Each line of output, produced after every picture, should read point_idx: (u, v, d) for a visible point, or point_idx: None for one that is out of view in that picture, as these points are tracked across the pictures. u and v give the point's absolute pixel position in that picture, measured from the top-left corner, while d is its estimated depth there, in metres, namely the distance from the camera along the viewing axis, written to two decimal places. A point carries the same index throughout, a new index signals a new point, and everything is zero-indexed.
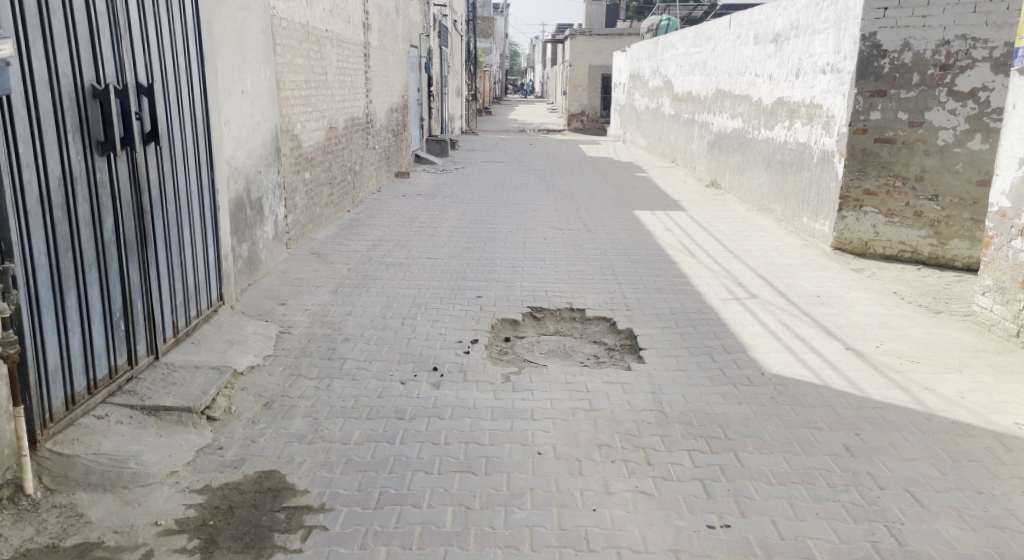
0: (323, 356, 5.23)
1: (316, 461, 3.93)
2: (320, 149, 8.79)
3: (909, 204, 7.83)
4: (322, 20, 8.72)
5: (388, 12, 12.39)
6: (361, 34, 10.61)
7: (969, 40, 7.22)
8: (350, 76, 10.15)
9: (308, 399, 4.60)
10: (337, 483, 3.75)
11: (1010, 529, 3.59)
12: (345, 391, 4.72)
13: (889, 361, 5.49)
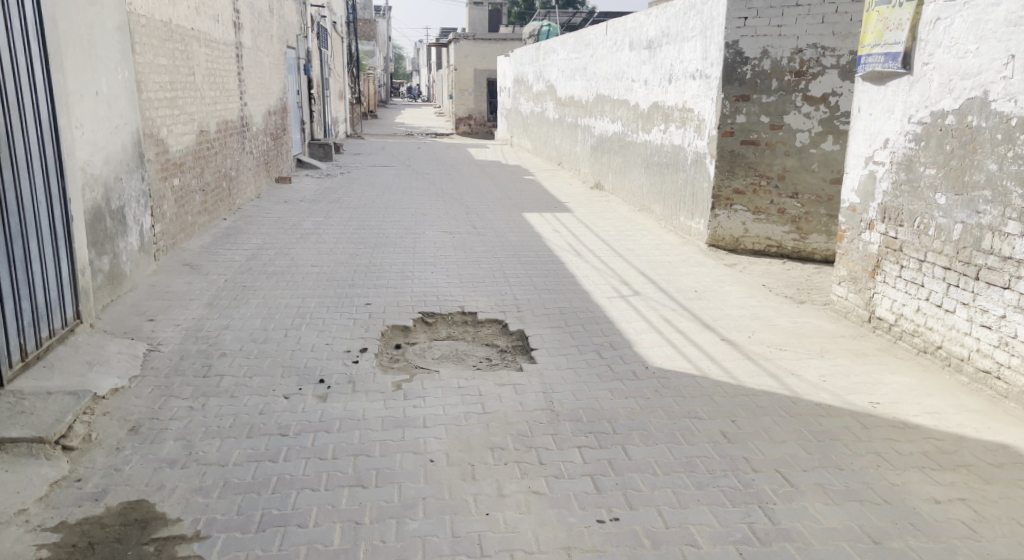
0: (198, 374, 5.06)
1: (190, 486, 3.81)
2: (189, 154, 8.48)
3: (774, 201, 8.31)
4: (186, 18, 8.41)
5: (261, 11, 12.06)
6: (232, 33, 10.30)
7: (819, 48, 7.76)
8: (221, 77, 9.83)
9: (181, 420, 4.45)
10: (214, 508, 3.65)
11: (868, 501, 3.89)
12: (222, 410, 4.59)
13: (760, 349, 5.83)
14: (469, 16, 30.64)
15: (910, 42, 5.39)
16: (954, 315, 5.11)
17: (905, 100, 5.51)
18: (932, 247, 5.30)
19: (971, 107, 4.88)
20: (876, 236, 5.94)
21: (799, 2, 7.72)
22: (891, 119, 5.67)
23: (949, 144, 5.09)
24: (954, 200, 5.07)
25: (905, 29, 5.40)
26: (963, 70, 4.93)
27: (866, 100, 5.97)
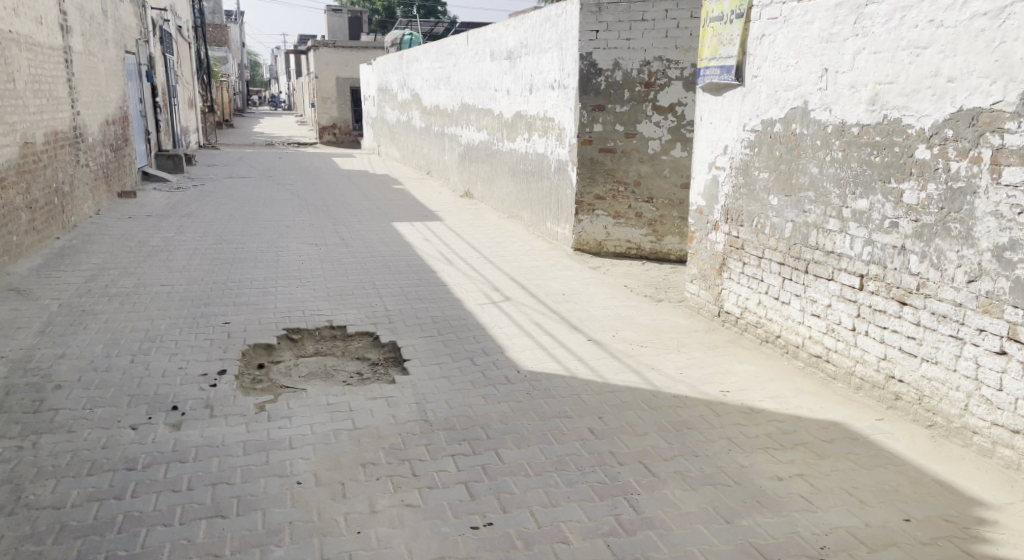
0: (29, 410, 4.77)
1: (21, 535, 3.62)
2: (12, 168, 7.94)
3: (632, 206, 8.72)
4: (2, 20, 7.88)
5: (92, 13, 11.43)
6: (59, 37, 9.72)
7: (664, 61, 8.21)
8: (48, 84, 9.26)
9: (8, 462, 4.20)
10: (48, 556, 3.48)
11: (721, 484, 4.16)
12: (58, 447, 4.36)
13: (623, 347, 6.12)
14: (329, 23, 30.05)
15: (742, 56, 5.82)
16: (790, 306, 5.56)
17: (739, 110, 5.95)
18: (768, 245, 5.74)
19: (795, 116, 5.33)
20: (720, 236, 6.35)
21: (645, 17, 8.14)
22: (729, 127, 6.10)
23: (778, 149, 5.54)
24: (784, 201, 5.51)
25: (736, 44, 5.84)
26: (787, 82, 5.38)
27: (707, 109, 6.40)
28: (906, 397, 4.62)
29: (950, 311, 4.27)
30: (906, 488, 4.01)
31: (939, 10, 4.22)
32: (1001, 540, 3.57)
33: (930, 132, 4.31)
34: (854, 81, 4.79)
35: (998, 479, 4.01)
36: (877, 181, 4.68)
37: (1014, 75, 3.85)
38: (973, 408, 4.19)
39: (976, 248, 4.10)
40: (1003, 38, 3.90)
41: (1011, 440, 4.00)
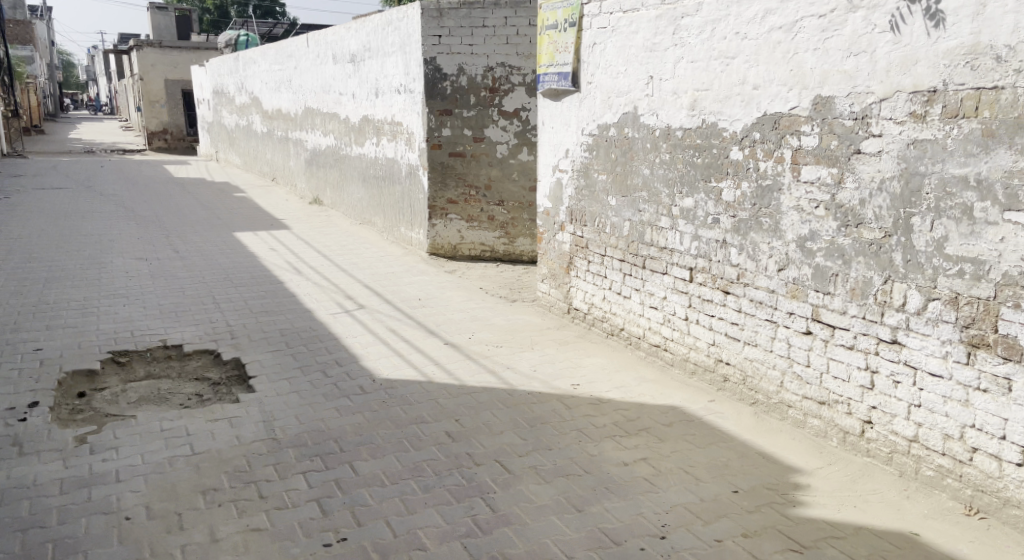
0: None
1: None
2: None
3: (484, 209, 8.90)
4: None
5: None
6: None
7: (506, 67, 8.45)
8: None
9: None
10: None
11: (572, 474, 4.30)
12: None
13: (479, 349, 6.24)
14: (154, 21, 28.40)
15: (577, 63, 6.11)
16: (631, 300, 5.87)
17: (578, 115, 6.22)
18: (610, 243, 6.03)
19: (626, 120, 5.65)
20: (567, 236, 6.61)
21: (485, 23, 8.36)
22: (569, 131, 6.36)
23: (613, 152, 5.84)
24: (622, 201, 5.82)
25: (571, 51, 6.13)
26: (618, 88, 5.70)
27: (548, 114, 6.64)
28: (733, 378, 5.00)
29: (766, 297, 4.68)
30: (735, 463, 4.34)
31: (742, 24, 4.62)
32: (814, 502, 3.93)
33: (741, 135, 4.70)
34: (676, 87, 5.15)
35: (813, 447, 4.41)
36: (700, 181, 5.05)
37: (807, 83, 4.28)
38: (788, 384, 4.60)
39: (784, 240, 4.52)
40: (796, 49, 4.32)
41: (820, 411, 4.43)
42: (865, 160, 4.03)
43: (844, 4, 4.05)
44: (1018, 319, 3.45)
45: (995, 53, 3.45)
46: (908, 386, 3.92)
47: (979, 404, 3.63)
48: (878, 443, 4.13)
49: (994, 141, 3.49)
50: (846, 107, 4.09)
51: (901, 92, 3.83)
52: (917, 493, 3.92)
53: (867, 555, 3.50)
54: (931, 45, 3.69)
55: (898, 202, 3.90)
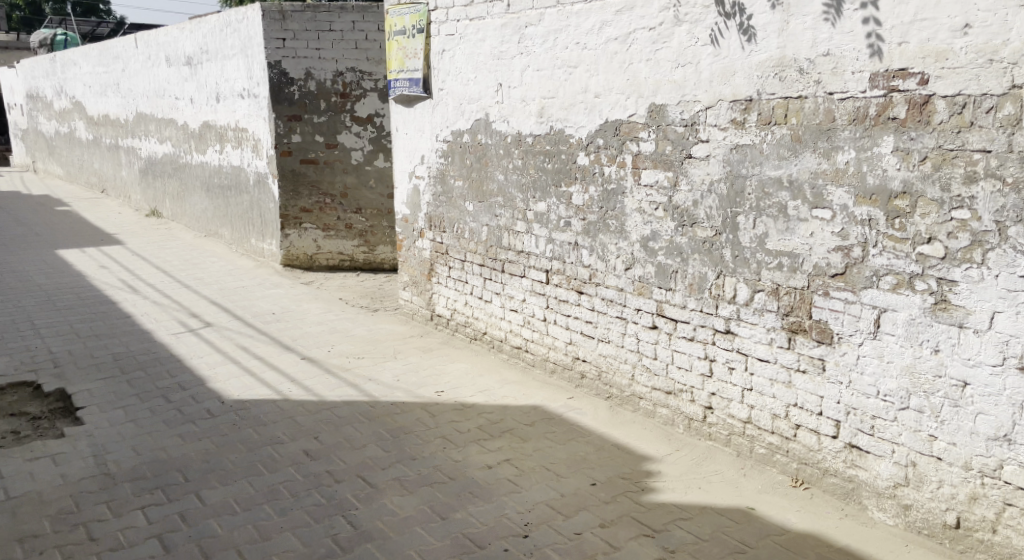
0: None
1: None
2: None
3: (340, 217, 8.79)
4: None
5: None
6: None
7: (357, 72, 8.42)
8: None
9: None
10: None
11: (436, 483, 4.33)
12: None
13: (339, 362, 6.15)
14: None
15: (427, 69, 6.19)
16: (492, 304, 5.99)
17: (431, 121, 6.29)
18: (469, 249, 6.13)
19: (479, 127, 5.78)
20: (426, 243, 6.64)
21: (332, 27, 8.30)
22: (424, 137, 6.41)
23: (468, 158, 5.95)
24: (479, 207, 5.92)
25: (420, 57, 6.20)
26: (469, 95, 5.82)
27: (401, 120, 6.67)
28: (589, 374, 5.21)
29: (615, 295, 4.91)
30: (593, 456, 4.53)
31: (582, 35, 4.85)
32: (664, 488, 4.16)
33: (586, 141, 4.92)
34: (524, 95, 5.32)
35: (662, 436, 4.67)
36: (551, 186, 5.23)
37: (642, 92, 4.54)
38: (638, 376, 4.85)
39: (629, 240, 4.76)
40: (631, 60, 4.58)
41: (667, 400, 4.69)
42: (696, 163, 4.32)
43: (670, 18, 4.33)
44: (828, 306, 3.83)
45: (799, 65, 3.80)
46: (742, 372, 4.24)
47: (800, 385, 3.99)
48: (718, 426, 4.43)
49: (801, 145, 3.84)
50: (677, 114, 4.38)
51: (723, 100, 4.14)
52: (753, 470, 4.24)
53: (711, 533, 3.74)
54: (745, 57, 4.02)
55: (725, 202, 4.21)
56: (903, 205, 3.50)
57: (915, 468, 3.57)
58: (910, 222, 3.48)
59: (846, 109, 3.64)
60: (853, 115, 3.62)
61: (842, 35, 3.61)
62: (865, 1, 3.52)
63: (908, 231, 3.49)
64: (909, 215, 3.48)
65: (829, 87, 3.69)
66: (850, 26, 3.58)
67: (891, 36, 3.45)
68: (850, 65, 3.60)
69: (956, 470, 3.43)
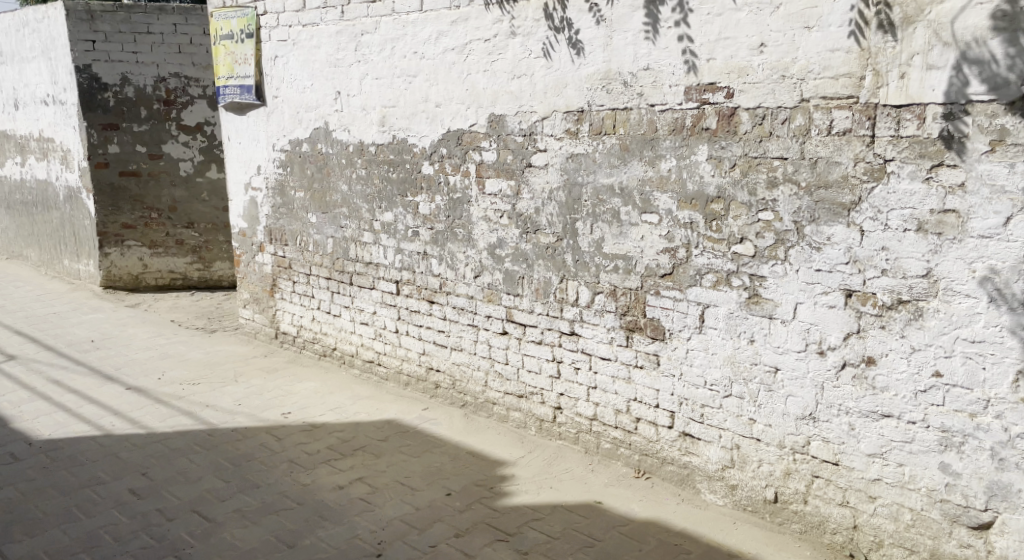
0: None
1: None
2: None
3: (170, 233, 8.36)
4: None
5: None
6: None
7: (182, 77, 8.07)
8: None
9: None
10: None
11: (283, 510, 4.20)
12: None
13: (172, 389, 5.84)
14: None
15: (259, 76, 6.04)
16: (341, 318, 5.90)
17: (266, 130, 6.14)
18: (314, 262, 6.00)
19: (319, 136, 5.69)
20: (267, 257, 6.44)
21: (150, 30, 7.91)
22: (259, 147, 6.24)
23: (308, 168, 5.84)
24: (322, 218, 5.82)
25: (251, 63, 6.05)
26: (306, 103, 5.74)
27: (233, 128, 6.46)
28: (443, 384, 5.25)
29: (466, 303, 4.97)
30: (448, 466, 4.57)
31: (419, 44, 4.91)
32: (517, 490, 4.27)
33: (430, 150, 4.97)
34: (364, 103, 5.31)
35: (514, 439, 4.78)
36: (397, 196, 5.23)
37: (481, 102, 4.66)
38: (491, 382, 4.93)
39: (477, 248, 4.84)
40: (469, 70, 4.69)
41: (519, 403, 4.80)
42: (536, 172, 4.47)
43: (505, 30, 4.48)
44: (659, 305, 4.07)
45: (623, 78, 4.03)
46: (586, 371, 4.42)
47: (638, 380, 4.21)
48: (566, 425, 4.59)
49: (629, 153, 4.07)
50: (516, 124, 4.52)
51: (557, 111, 4.33)
52: (600, 465, 4.43)
53: (561, 531, 3.87)
54: (575, 69, 4.22)
55: (564, 209, 4.38)
56: (717, 209, 3.78)
57: (738, 450, 3.87)
58: (725, 225, 3.77)
59: (666, 120, 3.90)
60: (672, 126, 3.89)
61: (659, 51, 3.88)
62: (678, 19, 3.80)
63: (724, 232, 3.78)
64: (723, 218, 3.77)
65: (650, 99, 3.95)
66: (666, 43, 3.85)
67: (701, 52, 3.74)
68: (667, 79, 3.87)
69: (772, 449, 3.75)
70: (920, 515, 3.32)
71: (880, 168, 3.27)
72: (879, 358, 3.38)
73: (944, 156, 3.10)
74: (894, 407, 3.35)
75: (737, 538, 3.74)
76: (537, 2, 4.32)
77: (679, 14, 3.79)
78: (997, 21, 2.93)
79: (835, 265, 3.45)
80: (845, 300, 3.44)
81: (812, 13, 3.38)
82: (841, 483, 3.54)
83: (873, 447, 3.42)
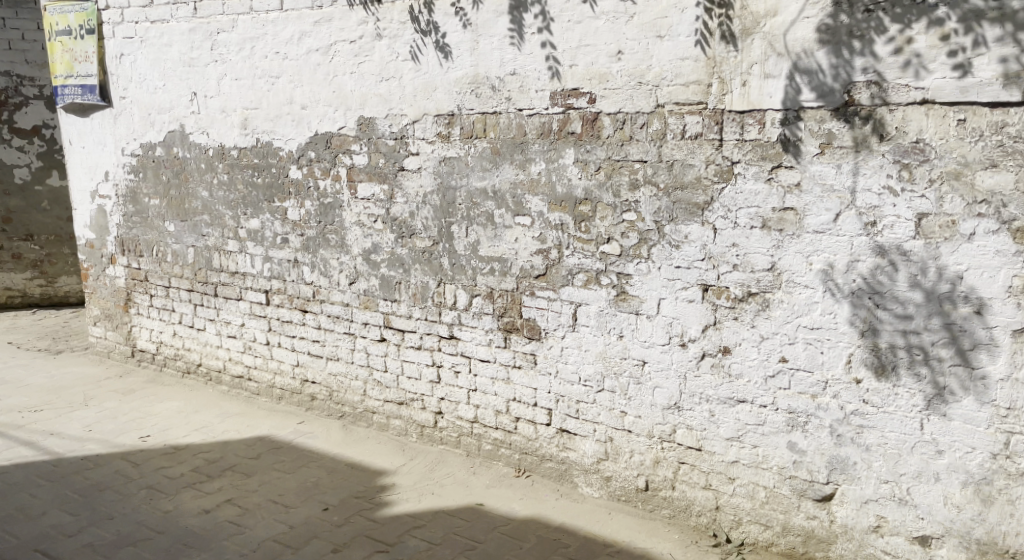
0: None
1: None
2: None
3: (5, 247, 7.60)
4: None
5: None
6: None
7: (14, 77, 7.38)
8: None
9: None
10: None
11: (141, 540, 3.90)
12: None
13: (9, 418, 5.30)
14: None
15: (102, 75, 5.63)
16: (205, 332, 5.58)
17: (113, 133, 5.72)
18: (174, 273, 5.64)
19: (173, 139, 5.36)
20: (119, 269, 5.99)
21: None
22: (105, 151, 5.81)
23: (163, 174, 5.48)
24: (181, 226, 5.48)
25: (93, 61, 5.62)
26: (158, 104, 5.40)
27: (75, 132, 5.98)
28: (319, 395, 5.07)
29: (341, 311, 4.84)
30: (324, 480, 4.42)
31: (281, 44, 4.75)
32: (398, 499, 4.19)
33: (297, 154, 4.81)
34: (222, 105, 5.07)
35: (394, 447, 4.70)
36: (263, 202, 5.01)
37: (349, 104, 4.56)
38: (370, 391, 4.83)
39: (351, 254, 4.72)
40: (335, 72, 4.58)
41: (399, 411, 4.73)
42: (409, 175, 4.42)
43: (371, 32, 4.41)
44: (535, 305, 4.13)
45: (491, 83, 4.07)
46: (466, 374, 4.42)
47: (517, 380, 4.25)
48: (447, 430, 4.57)
49: (500, 156, 4.11)
50: (386, 127, 4.46)
51: (427, 115, 4.30)
52: (482, 467, 4.43)
53: (442, 536, 3.84)
54: (444, 73, 4.21)
55: (438, 213, 4.36)
56: (586, 210, 3.89)
57: (612, 442, 4.00)
58: (593, 225, 3.88)
59: (534, 124, 3.97)
60: (540, 130, 3.96)
61: (525, 56, 3.95)
62: (540, 26, 3.88)
63: (592, 232, 3.89)
64: (592, 219, 3.88)
65: (518, 103, 4.00)
66: (531, 49, 3.93)
67: (565, 58, 3.84)
68: (533, 84, 3.95)
69: (643, 439, 3.89)
70: (772, 492, 3.56)
71: (728, 169, 3.48)
72: (733, 347, 3.59)
73: (783, 158, 3.34)
74: (747, 393, 3.57)
75: (612, 528, 3.86)
76: (402, 4, 4.29)
77: (542, 20, 3.87)
78: (822, 34, 3.19)
79: (693, 262, 3.64)
80: (702, 294, 3.64)
81: (663, 23, 3.56)
82: (704, 467, 3.73)
83: (731, 431, 3.63)
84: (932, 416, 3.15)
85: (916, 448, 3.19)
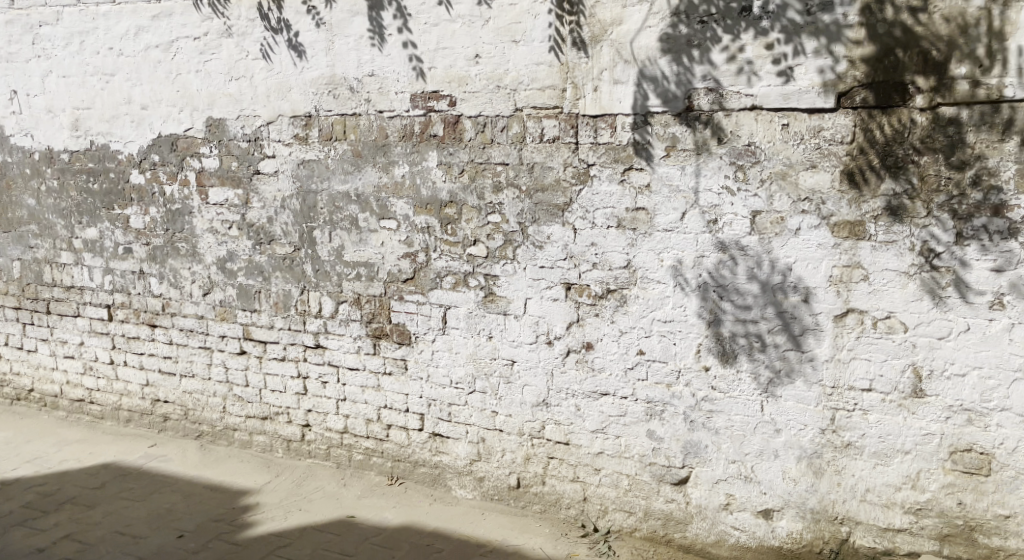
0: None
1: None
2: None
3: None
4: None
5: None
6: None
7: None
8: None
9: None
10: None
11: None
12: None
13: None
14: None
15: None
16: (38, 354, 5.08)
17: None
18: None
19: None
20: None
21: None
22: None
23: None
24: (4, 237, 4.94)
25: None
26: None
27: None
28: (173, 416, 4.74)
29: (195, 324, 4.55)
30: (179, 506, 4.13)
31: (114, 39, 4.41)
32: (262, 519, 4.00)
33: (138, 157, 4.48)
34: (48, 105, 4.65)
35: (258, 465, 4.47)
36: (100, 209, 4.63)
37: (195, 104, 4.29)
38: (230, 407, 4.57)
39: (204, 262, 4.45)
40: (179, 70, 4.30)
41: (263, 426, 4.51)
42: (264, 179, 4.23)
43: (217, 28, 4.18)
44: (403, 310, 4.08)
45: (349, 84, 3.98)
46: (335, 384, 4.29)
47: (388, 387, 4.18)
48: (316, 443, 4.41)
49: (362, 159, 4.02)
50: (238, 129, 4.24)
51: (282, 116, 4.14)
52: (353, 478, 4.32)
53: (311, 553, 3.70)
54: (298, 73, 4.07)
55: (299, 218, 4.20)
56: (451, 213, 3.89)
57: (484, 443, 4.02)
58: (459, 228, 3.89)
59: (396, 126, 3.92)
60: (401, 132, 3.92)
61: (384, 58, 3.89)
62: (399, 27, 3.83)
63: (459, 235, 3.90)
64: (457, 221, 3.89)
65: (378, 105, 3.94)
66: (390, 50, 3.87)
67: (422, 61, 3.82)
68: (393, 85, 3.89)
69: (513, 438, 3.94)
70: (634, 479, 3.71)
71: (584, 172, 3.61)
72: (595, 343, 3.72)
73: (633, 161, 3.51)
74: (609, 386, 3.71)
75: (485, 528, 3.88)
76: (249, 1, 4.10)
77: (400, 21, 3.83)
78: (664, 43, 3.38)
79: (555, 262, 3.73)
80: (565, 293, 3.73)
81: (518, 28, 3.62)
82: (571, 460, 3.84)
83: (595, 424, 3.76)
84: (770, 398, 3.41)
85: (758, 429, 3.45)
